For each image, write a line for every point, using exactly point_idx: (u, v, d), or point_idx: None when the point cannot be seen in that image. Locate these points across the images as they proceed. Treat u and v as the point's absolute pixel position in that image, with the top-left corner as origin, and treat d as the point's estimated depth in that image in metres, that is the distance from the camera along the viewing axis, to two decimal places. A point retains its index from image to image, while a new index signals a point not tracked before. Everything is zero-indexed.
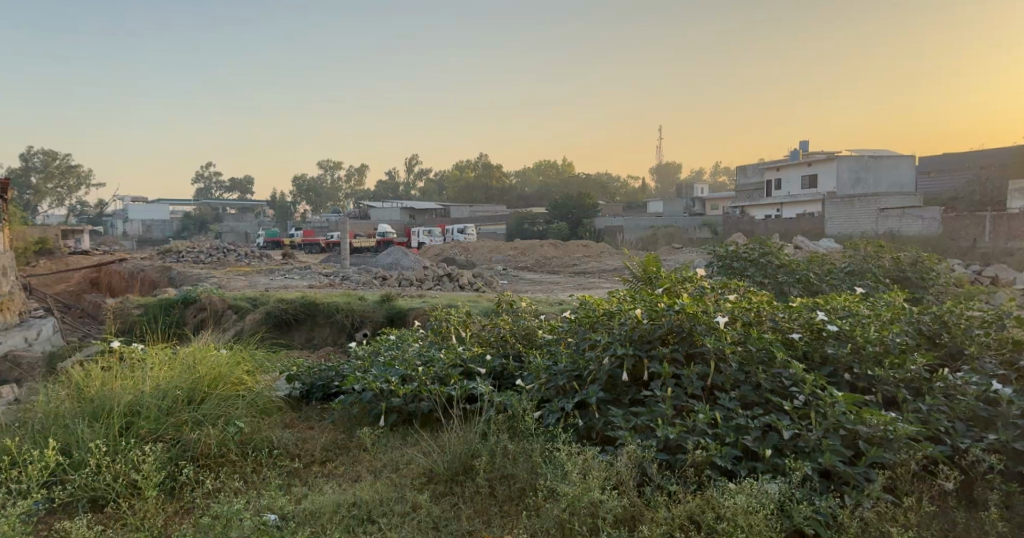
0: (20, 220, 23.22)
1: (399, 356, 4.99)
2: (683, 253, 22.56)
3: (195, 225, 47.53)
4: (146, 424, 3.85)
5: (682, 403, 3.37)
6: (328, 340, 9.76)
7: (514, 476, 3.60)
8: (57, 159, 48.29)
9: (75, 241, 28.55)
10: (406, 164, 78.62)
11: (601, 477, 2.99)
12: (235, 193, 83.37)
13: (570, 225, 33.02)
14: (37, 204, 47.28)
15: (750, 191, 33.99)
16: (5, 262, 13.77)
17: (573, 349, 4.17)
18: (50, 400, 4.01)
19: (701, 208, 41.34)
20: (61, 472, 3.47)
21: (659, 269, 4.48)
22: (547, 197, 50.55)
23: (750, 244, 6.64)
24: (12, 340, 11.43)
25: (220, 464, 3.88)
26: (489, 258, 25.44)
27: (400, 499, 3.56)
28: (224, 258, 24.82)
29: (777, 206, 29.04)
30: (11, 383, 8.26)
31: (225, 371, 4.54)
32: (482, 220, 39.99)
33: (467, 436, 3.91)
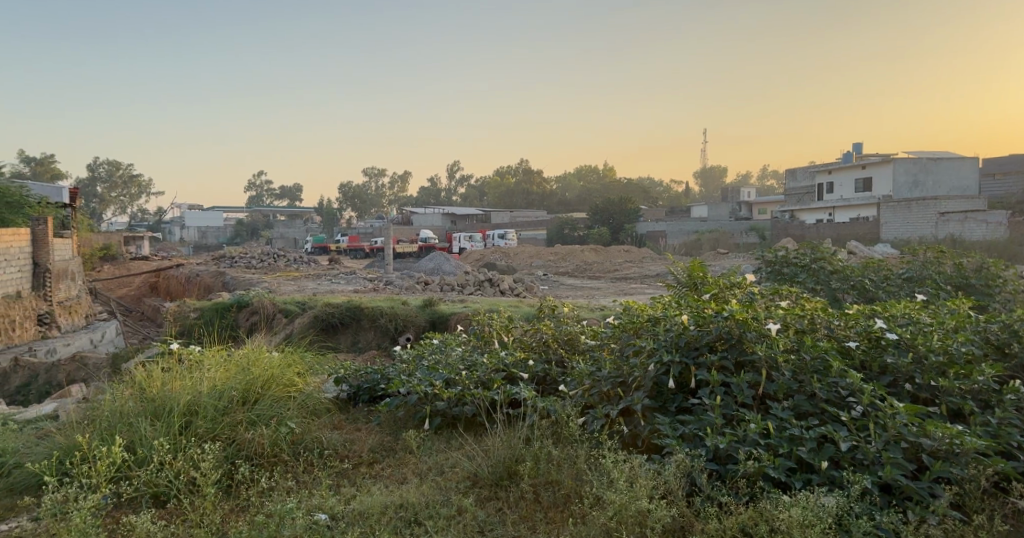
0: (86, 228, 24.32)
1: (443, 360, 5.05)
2: (729, 260, 22.22)
3: (247, 232, 48.95)
4: (204, 423, 3.98)
5: (732, 412, 3.32)
6: (373, 344, 9.94)
7: (559, 482, 3.60)
8: (121, 169, 50.56)
9: (136, 247, 29.76)
10: (449, 171, 79.61)
11: (649, 485, 2.97)
12: (284, 201, 85.62)
13: (611, 230, 32.87)
14: (102, 212, 49.52)
15: (799, 195, 33.24)
16: (74, 267, 14.42)
17: (617, 355, 4.15)
18: (116, 398, 4.19)
19: (747, 213, 40.64)
20: (127, 469, 3.61)
21: (705, 274, 4.40)
22: (589, 201, 50.42)
23: (801, 248, 6.49)
24: (81, 342, 11.97)
25: (274, 464, 3.99)
26: (529, 264, 25.49)
27: (445, 502, 3.60)
28: (274, 264, 25.52)
29: (828, 210, 28.30)
30: (79, 383, 8.66)
31: (277, 373, 4.67)
32: (523, 225, 40.11)
33: (511, 440, 3.93)
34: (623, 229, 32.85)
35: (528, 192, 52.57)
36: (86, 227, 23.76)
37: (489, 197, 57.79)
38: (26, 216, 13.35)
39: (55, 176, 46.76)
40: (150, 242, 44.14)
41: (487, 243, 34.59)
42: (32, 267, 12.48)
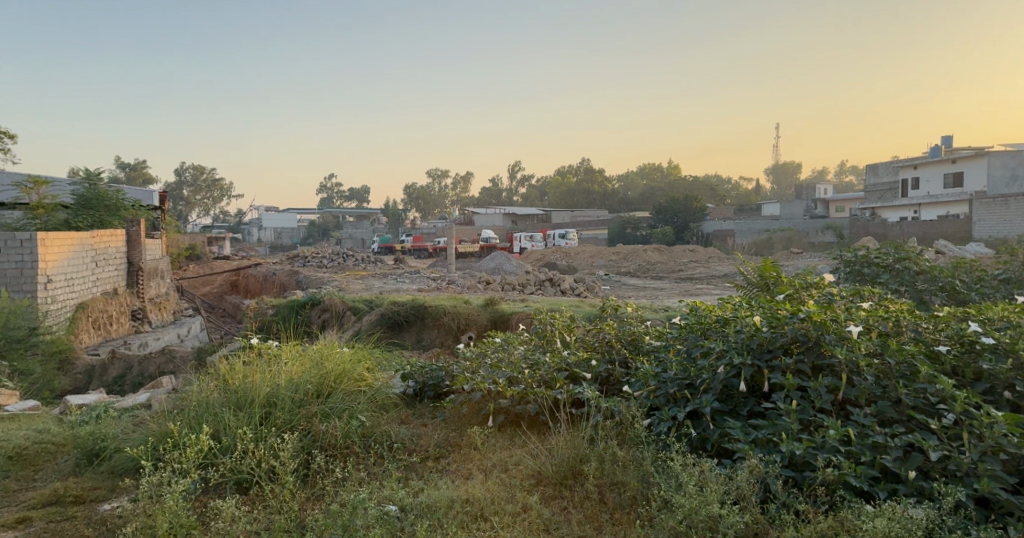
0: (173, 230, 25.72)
1: (506, 357, 5.10)
2: (803, 259, 21.61)
3: (318, 232, 50.61)
4: (282, 414, 4.16)
5: (808, 417, 3.24)
6: (436, 342, 10.10)
7: (625, 484, 3.57)
8: (205, 173, 53.27)
9: (218, 248, 31.30)
10: (511, 171, 80.23)
11: (720, 490, 2.93)
12: (352, 202, 88.22)
13: (676, 229, 32.38)
14: (187, 215, 52.25)
15: (882, 192, 31.91)
16: (163, 266, 15.26)
17: (684, 357, 4.11)
18: (201, 389, 4.43)
19: (823, 211, 39.11)
20: (213, 456, 3.82)
21: (779, 274, 4.28)
22: (652, 200, 49.81)
23: (883, 248, 6.23)
24: (169, 336, 12.69)
25: (345, 455, 4.13)
26: (591, 264, 25.37)
27: (510, 499, 3.64)
28: (344, 263, 26.32)
29: (914, 208, 27.10)
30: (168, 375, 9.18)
31: (348, 368, 4.83)
32: (585, 224, 39.92)
33: (575, 440, 3.95)
34: (687, 228, 32.26)
35: (589, 192, 52.26)
36: (173, 229, 25.13)
37: (550, 196, 57.77)
38: (122, 218, 14.18)
39: (145, 181, 49.64)
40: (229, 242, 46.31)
41: (548, 243, 34.64)
42: (126, 266, 13.26)
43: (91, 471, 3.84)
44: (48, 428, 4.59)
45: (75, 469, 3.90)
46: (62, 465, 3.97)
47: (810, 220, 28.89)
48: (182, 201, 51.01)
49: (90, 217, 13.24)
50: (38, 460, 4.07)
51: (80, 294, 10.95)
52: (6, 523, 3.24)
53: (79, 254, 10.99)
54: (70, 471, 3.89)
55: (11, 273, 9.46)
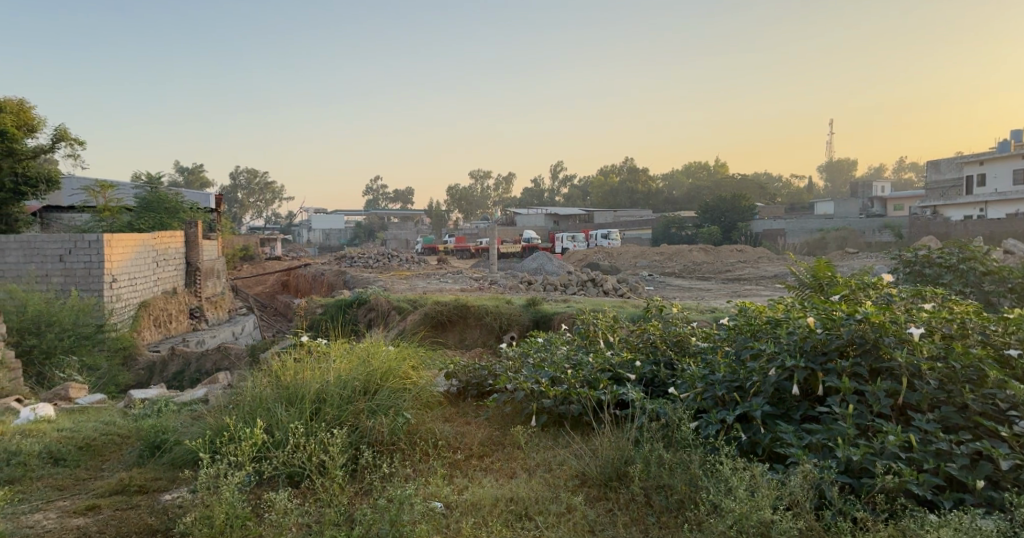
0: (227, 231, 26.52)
1: (548, 357, 5.10)
2: (859, 259, 20.99)
3: (364, 233, 51.46)
4: (331, 410, 4.24)
5: (866, 422, 3.14)
6: (479, 341, 10.17)
7: (671, 487, 3.52)
8: (258, 176, 54.85)
9: (270, 248, 32.16)
10: (553, 171, 80.20)
11: (772, 495, 2.86)
12: (397, 203, 89.46)
13: (723, 229, 31.83)
14: (241, 216, 53.79)
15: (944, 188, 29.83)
16: (218, 266, 15.75)
17: (733, 360, 4.04)
18: (254, 385, 4.55)
19: (881, 210, 37.49)
20: (266, 450, 3.91)
21: (833, 275, 4.17)
22: (698, 199, 49.09)
23: (946, 247, 6.01)
24: (225, 334, 13.10)
25: (392, 451, 4.19)
26: (634, 264, 25.16)
27: (555, 499, 3.63)
28: (390, 263, 26.72)
29: (980, 205, 26.07)
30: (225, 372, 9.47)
31: (394, 366, 4.88)
32: (629, 224, 39.59)
33: (620, 441, 3.92)
34: (735, 227, 31.66)
35: (633, 191, 51.76)
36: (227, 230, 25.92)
37: (592, 196, 57.45)
38: (181, 220, 14.66)
39: (202, 184, 51.33)
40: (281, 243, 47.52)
41: (590, 243, 34.49)
42: (185, 266, 13.73)
43: (153, 462, 3.98)
44: (115, 420, 4.78)
45: (138, 460, 4.05)
46: (127, 456, 4.13)
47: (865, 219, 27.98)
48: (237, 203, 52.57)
49: (152, 219, 13.73)
50: (105, 450, 4.24)
51: (143, 293, 11.37)
52: (77, 510, 3.39)
53: (143, 254, 11.42)
54: (134, 461, 4.04)
55: (80, 272, 9.88)
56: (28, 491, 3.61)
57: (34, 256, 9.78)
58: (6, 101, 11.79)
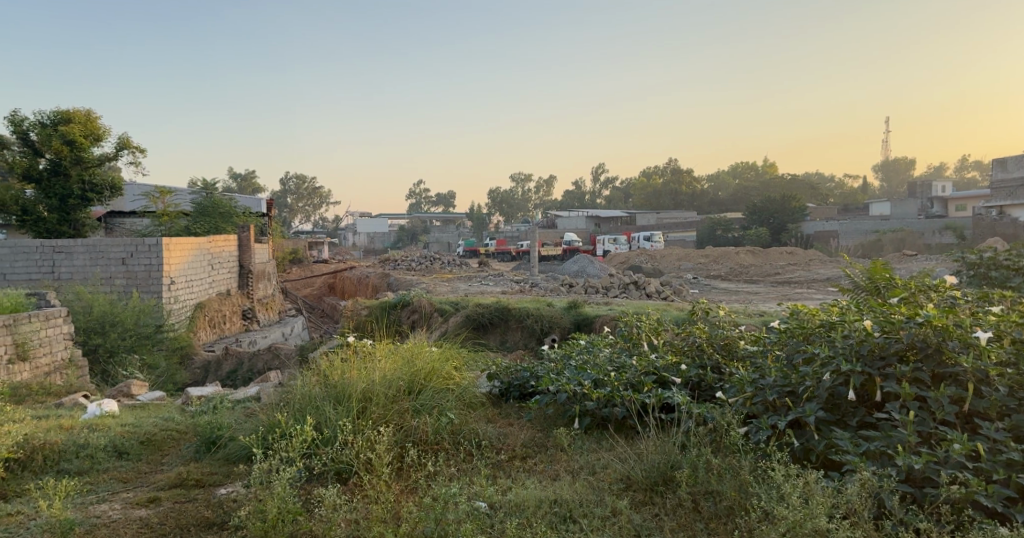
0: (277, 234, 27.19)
1: (591, 360, 5.06)
2: (918, 261, 20.26)
3: (407, 236, 52.05)
4: (377, 408, 4.30)
5: (928, 430, 3.04)
6: (520, 344, 10.16)
7: (720, 493, 3.45)
8: (307, 181, 56.09)
9: (317, 251, 32.83)
10: (595, 173, 79.80)
11: (828, 503, 2.77)
12: (439, 207, 90.24)
13: (772, 230, 31.14)
14: (290, 221, 55.05)
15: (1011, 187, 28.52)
16: (268, 268, 16.15)
17: (784, 364, 3.95)
18: (303, 384, 4.64)
19: (942, 209, 36.27)
20: (316, 447, 3.99)
21: (892, 277, 4.05)
22: (745, 200, 48.17)
23: (1014, 249, 5.76)
24: (275, 334, 13.43)
25: (436, 450, 4.22)
26: (678, 267, 24.84)
27: (600, 502, 3.59)
28: (433, 266, 26.99)
29: None
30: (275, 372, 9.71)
31: (437, 366, 4.93)
32: (673, 226, 39.09)
33: (666, 446, 3.86)
34: (785, 228, 30.92)
35: (677, 193, 51.04)
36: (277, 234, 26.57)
37: (635, 198, 56.92)
38: (235, 224, 15.07)
39: (253, 190, 52.75)
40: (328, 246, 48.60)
41: (633, 246, 34.18)
42: (237, 269, 14.12)
43: (209, 457, 4.10)
44: (173, 416, 4.94)
45: (195, 455, 4.17)
46: (185, 451, 4.26)
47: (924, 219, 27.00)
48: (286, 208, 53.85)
49: (207, 223, 14.13)
50: (165, 445, 4.39)
51: (199, 295, 11.73)
52: (140, 501, 3.52)
53: (199, 258, 11.78)
54: (192, 456, 4.17)
55: (141, 274, 10.25)
56: (95, 482, 3.76)
57: (98, 259, 10.13)
58: (75, 112, 12.36)
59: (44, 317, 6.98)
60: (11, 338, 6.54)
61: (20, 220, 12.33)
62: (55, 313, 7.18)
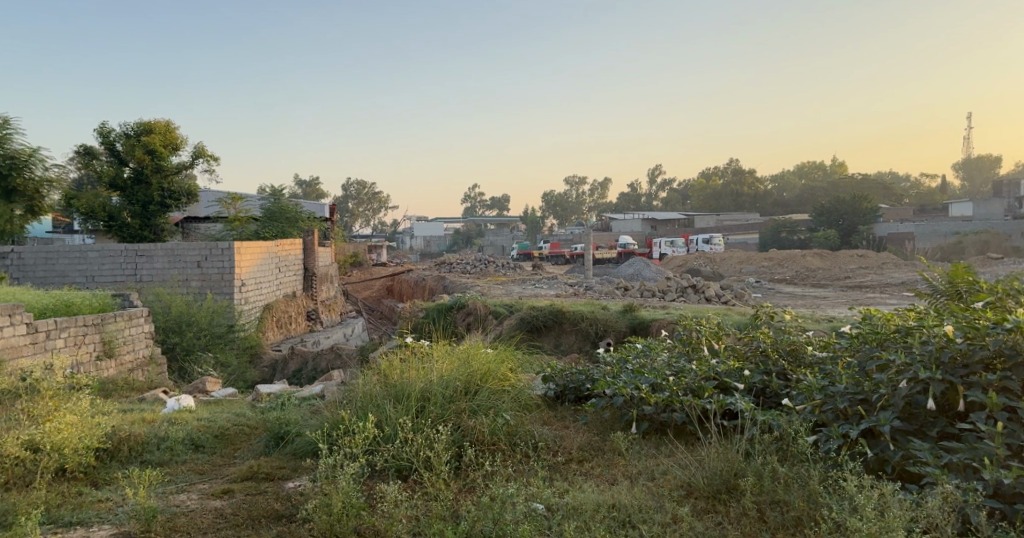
0: (339, 238, 27.94)
1: (649, 364, 4.97)
2: (1003, 265, 19.12)
3: (462, 240, 52.56)
4: (435, 407, 4.35)
5: (1017, 443, 2.88)
6: (574, 348, 10.10)
7: (788, 503, 3.34)
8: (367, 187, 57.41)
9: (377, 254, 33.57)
10: (652, 174, 78.85)
11: (906, 516, 2.65)
12: (494, 211, 90.84)
13: (841, 233, 30.01)
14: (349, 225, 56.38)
15: None
16: (330, 270, 16.58)
17: (856, 371, 3.80)
18: (364, 383, 4.73)
19: None
20: (377, 444, 4.06)
21: (975, 280, 3.84)
22: (812, 201, 46.65)
23: None
24: (337, 335, 13.79)
25: (493, 451, 4.24)
26: (739, 270, 24.25)
27: (659, 508, 3.52)
28: (488, 269, 27.15)
29: None
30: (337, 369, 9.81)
31: (492, 368, 4.96)
32: (734, 229, 38.16)
33: (729, 453, 3.76)
34: (855, 230, 29.78)
35: (738, 194, 49.85)
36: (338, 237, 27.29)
37: (693, 200, 55.87)
38: (300, 228, 15.54)
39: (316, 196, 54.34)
40: (388, 250, 49.68)
41: (691, 249, 33.57)
42: (302, 271, 14.56)
43: (278, 452, 4.23)
44: (244, 412, 5.13)
45: (265, 450, 4.32)
46: (255, 445, 4.42)
47: (1010, 222, 25.41)
48: (347, 213, 55.22)
49: (276, 228, 14.61)
50: (237, 439, 4.57)
51: (266, 296, 12.16)
52: (215, 493, 3.66)
53: (268, 261, 12.20)
54: (262, 451, 4.31)
55: (215, 277, 10.69)
56: (174, 474, 3.94)
57: (176, 262, 10.58)
58: (154, 123, 13.06)
59: (128, 316, 7.36)
60: (98, 337, 6.90)
61: (106, 226, 12.98)
62: (137, 313, 7.55)
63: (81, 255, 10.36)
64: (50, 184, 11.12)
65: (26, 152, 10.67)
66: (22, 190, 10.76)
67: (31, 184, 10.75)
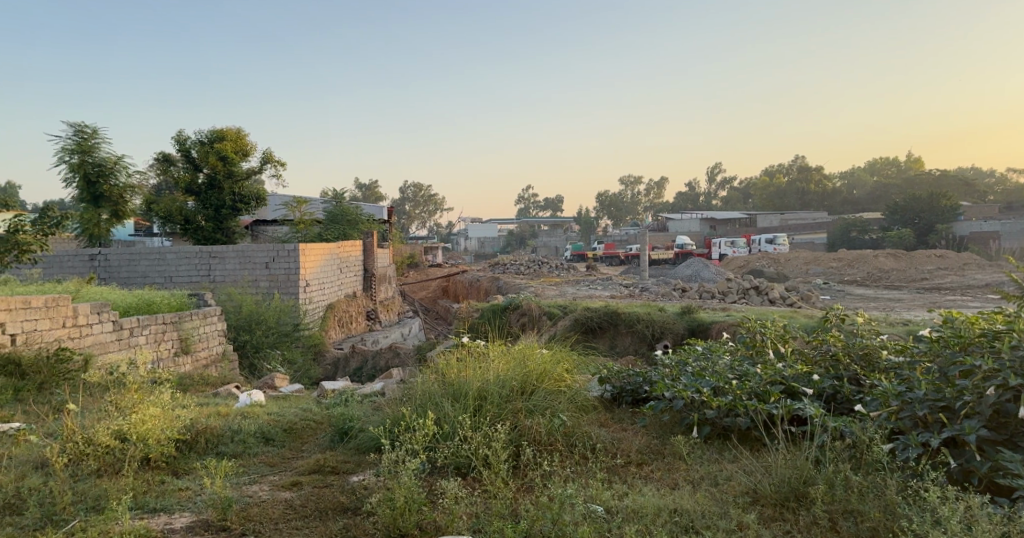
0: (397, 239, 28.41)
1: (710, 367, 4.86)
2: None
3: (516, 241, 52.80)
4: (493, 407, 4.38)
5: None
6: (630, 349, 10.00)
7: (862, 513, 3.21)
8: (423, 189, 58.32)
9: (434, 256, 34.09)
10: (711, 173, 77.41)
11: (996, 531, 2.51)
12: (548, 211, 90.89)
13: (918, 232, 28.66)
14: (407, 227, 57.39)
15: None
16: (388, 271, 16.91)
17: (936, 377, 3.63)
18: (423, 381, 4.79)
19: None
20: (436, 441, 4.11)
21: None
22: (885, 198, 44.78)
23: None
24: (395, 334, 14.03)
25: (550, 451, 4.23)
26: (805, 271, 23.47)
27: (724, 514, 3.42)
28: (543, 270, 27.16)
29: None
30: (394, 367, 9.88)
31: (549, 368, 4.95)
32: (799, 229, 36.97)
33: (797, 461, 3.63)
34: (933, 229, 28.39)
35: (804, 192, 48.22)
36: (397, 238, 27.78)
37: (755, 198, 54.43)
38: (360, 230, 15.91)
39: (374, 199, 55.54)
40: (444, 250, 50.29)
41: (752, 250, 32.74)
42: (362, 272, 14.89)
43: (342, 447, 4.34)
44: (311, 407, 5.29)
45: (331, 444, 4.43)
46: (322, 439, 4.54)
47: None
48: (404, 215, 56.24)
49: (336, 230, 15.02)
50: (305, 433, 4.71)
51: (329, 296, 12.48)
52: (285, 484, 3.78)
53: (330, 262, 12.53)
54: (327, 445, 4.43)
55: (282, 277, 11.06)
56: (248, 465, 4.09)
57: (246, 263, 10.98)
58: (227, 130, 13.59)
59: (203, 315, 7.68)
60: (177, 333, 7.24)
61: (182, 229, 13.59)
62: (211, 311, 7.87)
63: (160, 257, 10.85)
64: (132, 189, 11.75)
65: (111, 159, 11.28)
66: (108, 196, 11.39)
67: (116, 190, 11.39)
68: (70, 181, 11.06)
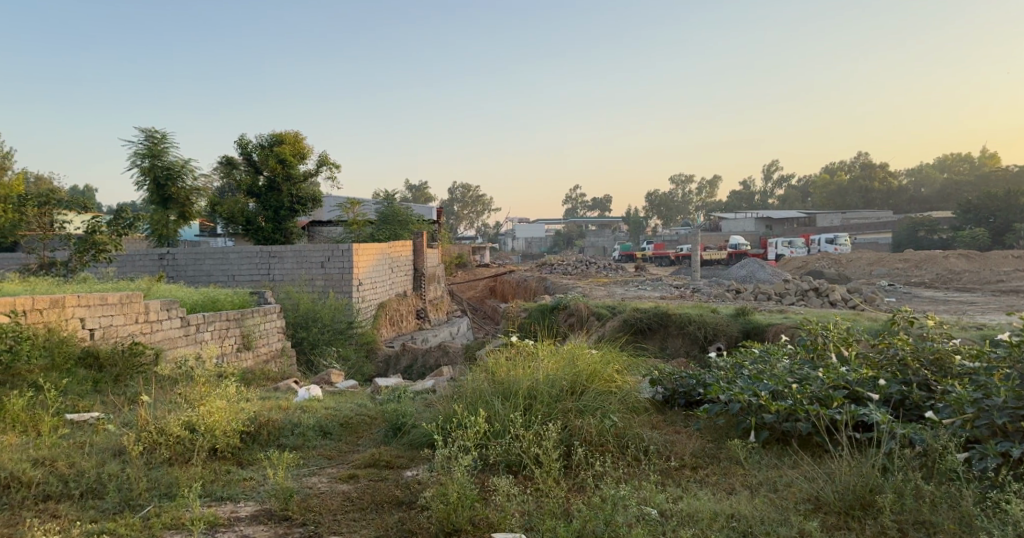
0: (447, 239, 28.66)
1: (768, 370, 4.72)
2: None
3: (563, 241, 52.71)
4: (542, 406, 4.36)
5: None
6: (681, 351, 9.82)
7: (935, 525, 3.06)
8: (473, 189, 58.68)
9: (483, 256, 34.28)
10: (767, 171, 75.54)
11: None
12: (597, 210, 90.28)
13: (993, 231, 27.26)
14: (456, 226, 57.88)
15: None
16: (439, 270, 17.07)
17: (1016, 384, 3.44)
18: (472, 380, 4.81)
19: None
20: (488, 439, 4.11)
21: None
22: (956, 197, 42.79)
23: None
24: (445, 333, 14.15)
25: (602, 452, 4.18)
26: (868, 273, 22.62)
27: (783, 521, 3.30)
28: (589, 270, 27.01)
29: None
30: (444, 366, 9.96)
31: (600, 368, 4.90)
32: (861, 229, 35.64)
33: (862, 468, 3.49)
34: (1010, 229, 26.95)
35: (867, 190, 46.46)
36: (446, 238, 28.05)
37: (813, 197, 52.77)
38: (411, 230, 16.13)
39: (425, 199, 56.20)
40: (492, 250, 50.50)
41: (811, 250, 31.74)
42: (413, 271, 15.07)
43: (396, 442, 4.39)
44: (366, 403, 5.38)
45: (385, 439, 4.50)
46: (376, 434, 4.61)
47: None
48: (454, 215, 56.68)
49: (388, 230, 15.27)
50: (359, 428, 4.79)
51: (381, 295, 12.67)
52: (342, 477, 3.84)
53: (382, 262, 12.73)
54: (381, 440, 4.49)
55: (337, 276, 11.29)
56: (307, 457, 4.19)
57: (303, 263, 11.26)
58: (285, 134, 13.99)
59: (264, 312, 7.90)
60: (239, 330, 7.48)
61: (244, 229, 14.04)
62: (271, 309, 8.10)
63: (223, 256, 11.23)
64: (197, 191, 12.19)
65: (179, 162, 11.72)
66: (176, 198, 11.86)
67: (183, 192, 11.84)
68: (140, 184, 11.57)
